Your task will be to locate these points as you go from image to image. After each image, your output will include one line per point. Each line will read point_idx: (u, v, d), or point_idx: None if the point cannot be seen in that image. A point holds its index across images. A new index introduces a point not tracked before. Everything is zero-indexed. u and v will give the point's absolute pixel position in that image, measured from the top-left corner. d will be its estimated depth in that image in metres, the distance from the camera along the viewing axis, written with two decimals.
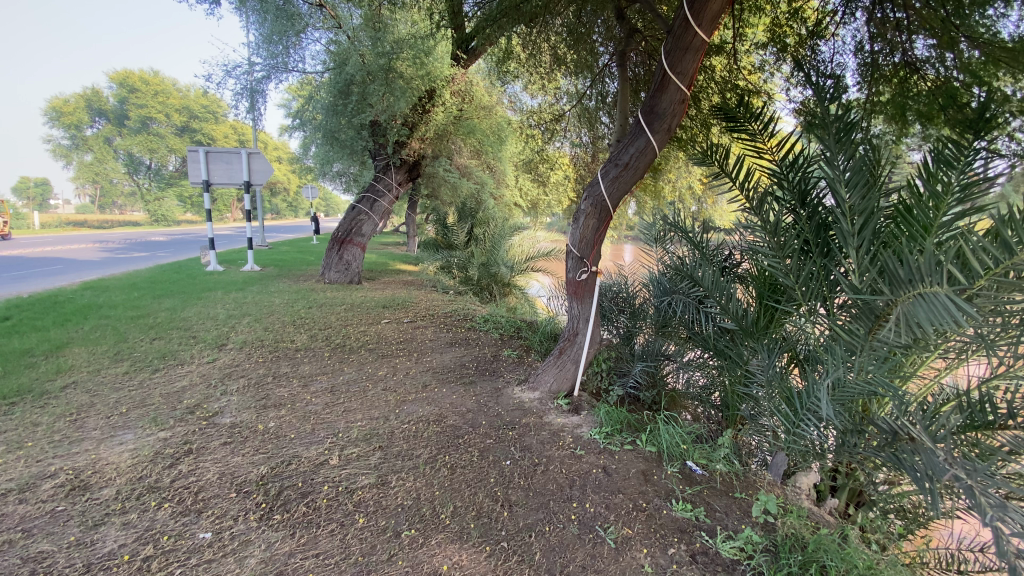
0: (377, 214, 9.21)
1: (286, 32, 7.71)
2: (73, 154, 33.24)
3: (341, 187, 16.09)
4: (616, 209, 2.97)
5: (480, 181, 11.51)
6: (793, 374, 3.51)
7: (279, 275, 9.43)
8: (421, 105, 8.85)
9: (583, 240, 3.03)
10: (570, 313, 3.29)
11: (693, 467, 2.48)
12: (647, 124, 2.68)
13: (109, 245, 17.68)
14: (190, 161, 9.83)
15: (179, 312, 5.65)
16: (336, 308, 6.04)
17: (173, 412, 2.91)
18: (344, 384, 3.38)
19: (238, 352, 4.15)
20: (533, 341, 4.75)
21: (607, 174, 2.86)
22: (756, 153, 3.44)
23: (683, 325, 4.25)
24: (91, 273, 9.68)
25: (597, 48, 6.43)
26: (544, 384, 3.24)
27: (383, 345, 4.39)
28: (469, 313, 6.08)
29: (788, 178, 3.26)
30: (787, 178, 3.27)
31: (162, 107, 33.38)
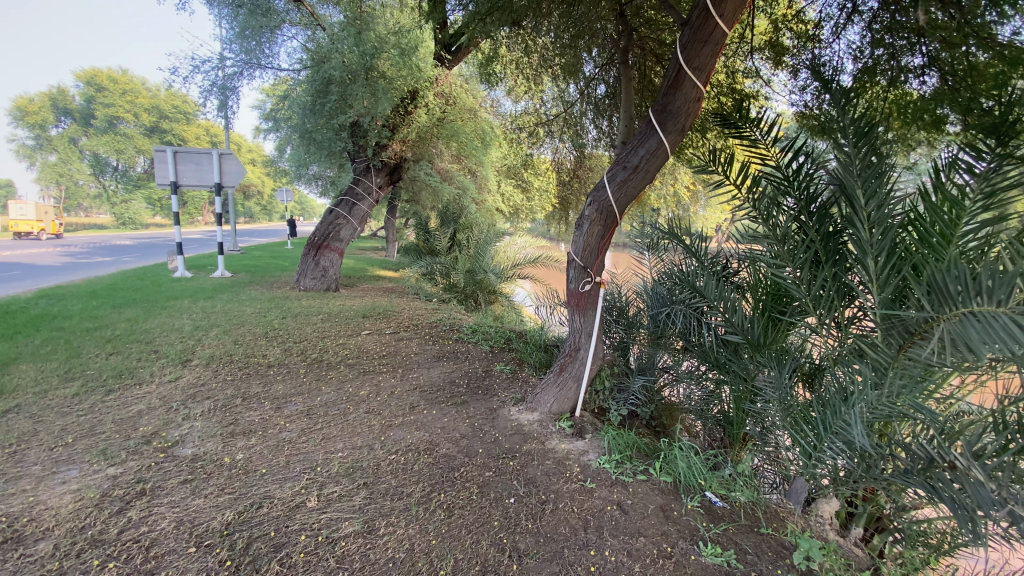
0: (356, 219, 8.86)
1: (262, 28, 7.39)
2: (36, 154, 31.90)
3: (319, 191, 15.67)
4: (622, 216, 2.75)
5: (462, 186, 11.27)
6: (801, 389, 3.35)
7: (252, 282, 8.99)
8: (403, 106, 8.54)
9: (587, 248, 2.79)
10: (571, 326, 3.06)
11: (712, 499, 2.26)
12: (659, 123, 2.46)
13: (70, 249, 16.87)
14: (157, 161, 9.32)
15: (140, 324, 5.22)
16: (313, 318, 5.68)
17: (126, 442, 2.55)
18: (324, 406, 3.07)
19: (205, 369, 3.78)
20: (525, 354, 4.49)
21: (615, 177, 2.62)
22: (759, 157, 3.23)
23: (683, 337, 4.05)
24: (47, 279, 9.04)
25: (582, 54, 6.26)
26: (543, 405, 2.98)
27: (364, 359, 4.08)
28: (455, 323, 5.79)
29: (793, 182, 3.05)
30: (791, 182, 3.06)
31: (131, 106, 32.16)
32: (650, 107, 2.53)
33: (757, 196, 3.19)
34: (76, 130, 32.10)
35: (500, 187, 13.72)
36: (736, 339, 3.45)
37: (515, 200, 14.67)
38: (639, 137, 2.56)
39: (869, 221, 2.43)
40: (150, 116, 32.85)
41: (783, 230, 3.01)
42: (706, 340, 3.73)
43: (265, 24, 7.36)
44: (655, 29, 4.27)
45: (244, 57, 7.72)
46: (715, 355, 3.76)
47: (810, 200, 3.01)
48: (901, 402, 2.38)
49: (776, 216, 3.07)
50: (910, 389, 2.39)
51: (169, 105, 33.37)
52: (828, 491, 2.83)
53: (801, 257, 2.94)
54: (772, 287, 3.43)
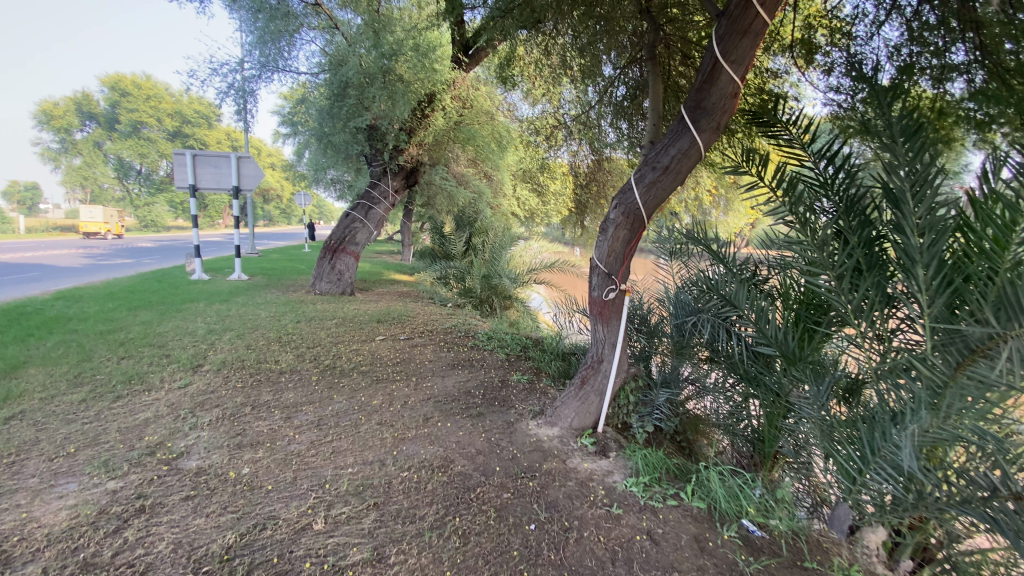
0: (371, 223, 8.79)
1: (280, 32, 7.38)
2: (62, 157, 32.69)
3: (335, 195, 15.71)
4: (650, 219, 2.58)
5: (477, 190, 11.16)
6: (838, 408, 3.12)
7: (267, 285, 8.98)
8: (421, 109, 8.46)
9: (612, 254, 2.63)
10: (593, 337, 2.89)
11: (750, 527, 2.08)
12: (692, 121, 2.30)
13: (91, 251, 17.16)
14: (176, 164, 9.38)
15: (154, 327, 5.17)
16: (327, 323, 5.59)
17: (129, 454, 2.45)
18: (334, 417, 2.95)
19: (215, 375, 3.69)
20: (544, 363, 4.33)
21: (643, 177, 2.46)
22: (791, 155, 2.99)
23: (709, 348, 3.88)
24: (67, 280, 9.12)
25: (601, 57, 6.10)
26: (564, 419, 2.82)
27: (377, 367, 3.95)
28: (470, 329, 5.65)
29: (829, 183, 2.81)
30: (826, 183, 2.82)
31: (155, 111, 32.82)
32: (682, 104, 2.37)
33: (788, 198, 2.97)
34: (101, 135, 32.84)
35: (516, 192, 13.60)
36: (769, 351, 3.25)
37: (531, 204, 14.52)
38: (670, 136, 2.40)
39: (920, 225, 2.16)
40: (173, 121, 33.48)
41: (820, 236, 2.79)
42: (735, 352, 3.54)
43: (284, 28, 7.36)
44: (681, 27, 4.10)
45: (263, 62, 7.72)
46: (744, 367, 3.57)
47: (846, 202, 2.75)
48: (961, 427, 2.21)
49: (812, 220, 2.84)
50: (971, 411, 2.21)
51: (192, 110, 33.98)
52: (872, 519, 2.64)
53: (839, 265, 2.71)
54: (807, 295, 3.23)
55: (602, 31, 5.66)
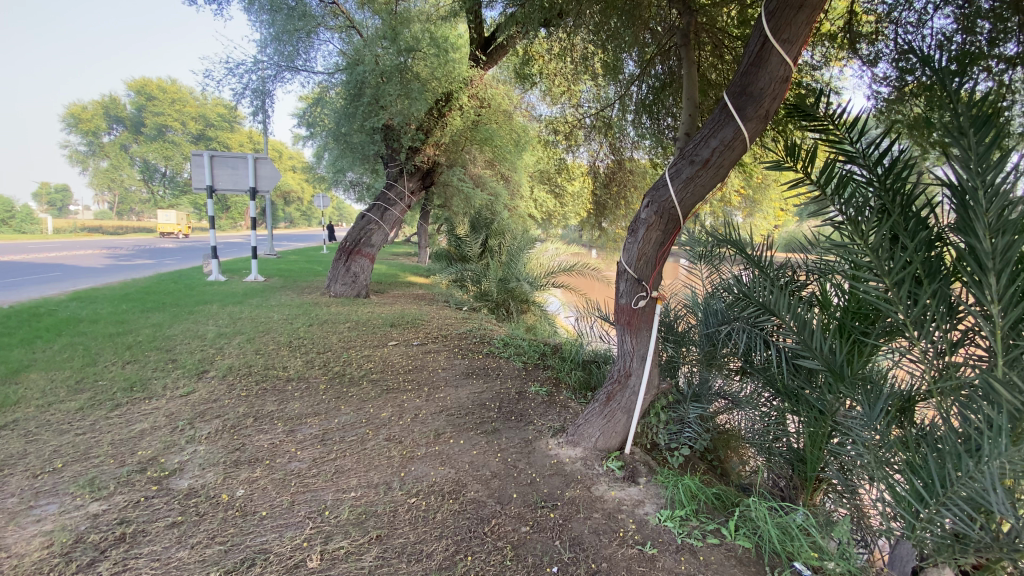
0: (388, 224, 8.59)
1: (296, 32, 7.25)
2: (91, 160, 33.54)
3: (353, 196, 15.70)
4: (686, 219, 2.33)
5: (494, 192, 10.93)
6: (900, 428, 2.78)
7: (282, 286, 8.90)
8: (438, 108, 8.26)
9: (642, 258, 2.38)
10: (619, 348, 2.65)
11: (805, 573, 1.80)
12: (736, 108, 2.05)
13: (115, 251, 17.45)
14: (194, 166, 9.37)
15: (164, 330, 5.07)
16: (339, 327, 5.42)
17: (119, 471, 2.29)
18: (339, 431, 2.75)
19: (219, 382, 3.53)
20: (563, 373, 4.11)
21: (680, 173, 2.21)
22: (834, 146, 2.67)
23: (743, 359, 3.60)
24: (87, 281, 9.18)
25: (622, 53, 5.84)
26: (587, 439, 2.58)
27: (388, 375, 3.74)
28: (486, 334, 5.43)
29: (879, 178, 2.48)
30: (877, 181, 2.49)
31: (179, 115, 33.39)
32: (724, 90, 2.12)
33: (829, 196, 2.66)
34: (127, 138, 33.58)
35: (533, 193, 13.39)
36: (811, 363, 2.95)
37: (549, 206, 14.25)
38: (711, 127, 2.14)
39: (991, 226, 1.83)
40: (196, 125, 34.00)
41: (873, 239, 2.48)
42: (774, 365, 3.25)
43: (302, 26, 7.22)
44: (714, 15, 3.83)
45: (279, 60, 7.61)
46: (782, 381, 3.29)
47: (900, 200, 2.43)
48: None
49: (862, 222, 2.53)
50: None
51: (215, 113, 34.45)
52: (937, 559, 2.31)
53: (893, 270, 2.38)
54: (856, 303, 2.92)
55: (626, 27, 5.37)
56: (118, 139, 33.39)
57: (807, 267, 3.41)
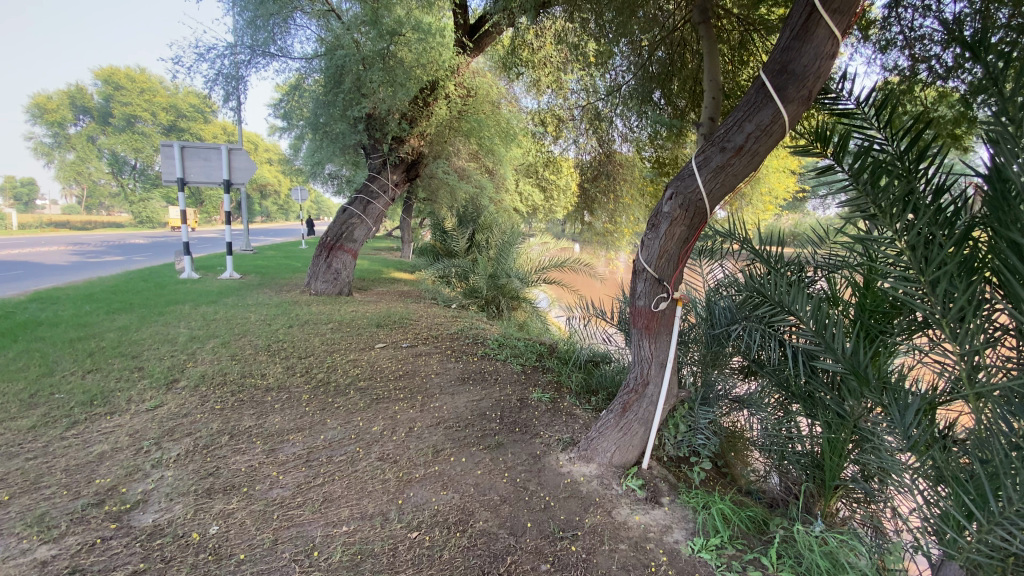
0: (370, 218, 8.17)
1: (271, 16, 6.82)
2: (56, 152, 32.15)
3: (333, 190, 15.25)
4: (713, 212, 2.11)
5: (479, 185, 10.63)
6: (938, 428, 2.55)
7: (261, 284, 8.49)
8: (423, 97, 7.90)
9: (664, 255, 2.16)
10: (634, 353, 2.42)
11: None
12: (777, 88, 1.85)
13: (83, 247, 16.64)
14: (163, 157, 8.86)
15: (130, 333, 4.69)
16: (321, 328, 5.10)
17: (72, 505, 1.99)
18: (326, 449, 2.48)
19: (191, 394, 3.21)
20: (562, 376, 3.89)
21: (709, 160, 1.99)
22: (849, 122, 2.36)
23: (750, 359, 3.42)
24: (50, 279, 8.66)
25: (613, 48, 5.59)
26: (601, 454, 2.35)
27: (377, 383, 3.45)
28: (478, 334, 5.17)
29: (902, 156, 2.14)
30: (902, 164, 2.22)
31: (149, 105, 32.08)
32: (761, 69, 1.93)
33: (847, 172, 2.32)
34: (95, 129, 32.23)
35: (519, 187, 13.16)
36: (830, 364, 2.76)
37: (534, 199, 14.00)
38: (745, 110, 1.94)
39: None
40: (167, 115, 32.68)
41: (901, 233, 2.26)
42: (789, 366, 3.07)
43: (276, 11, 6.78)
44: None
45: (253, 46, 7.19)
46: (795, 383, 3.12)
47: (927, 180, 2.10)
48: None
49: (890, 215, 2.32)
50: None
51: (186, 103, 33.17)
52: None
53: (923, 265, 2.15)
54: (878, 301, 2.73)
55: (615, 19, 5.05)
56: (84, 130, 32.03)
57: (817, 262, 3.23)
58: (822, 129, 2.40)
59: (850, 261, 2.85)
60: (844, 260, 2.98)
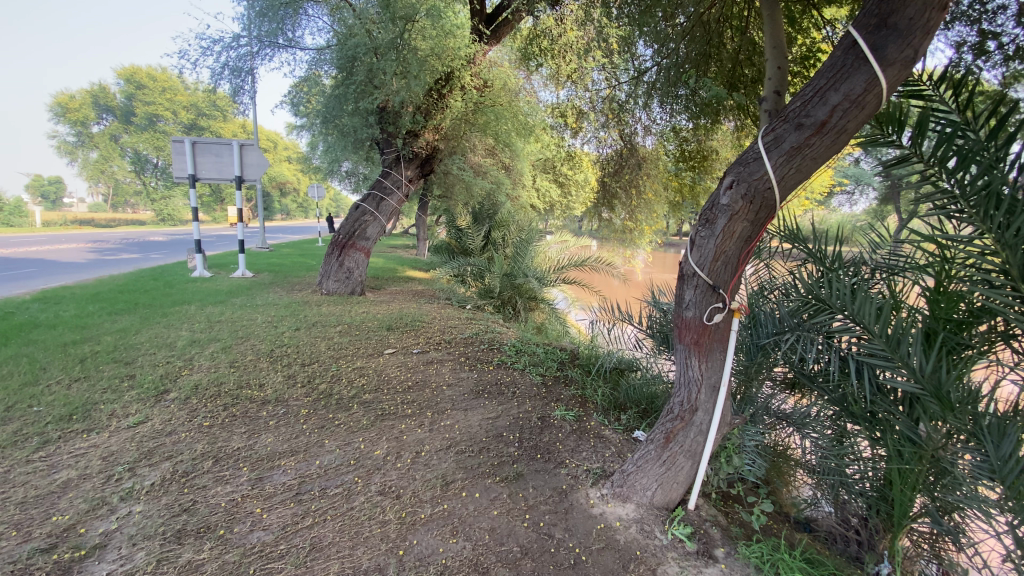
0: (384, 216, 7.82)
1: (281, 5, 6.52)
2: (80, 151, 32.66)
3: (349, 187, 15.02)
4: (782, 205, 1.73)
5: (496, 181, 10.26)
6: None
7: (272, 283, 8.27)
8: (437, 88, 7.56)
9: (720, 257, 1.80)
10: (678, 374, 2.05)
11: None
12: (873, 48, 1.47)
13: (103, 244, 16.76)
14: (174, 153, 8.69)
15: (128, 337, 4.45)
16: (330, 331, 4.80)
17: (19, 551, 1.70)
18: (320, 479, 2.15)
19: (179, 408, 2.92)
20: (587, 390, 3.50)
21: (781, 141, 1.62)
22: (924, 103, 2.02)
23: (800, 372, 2.99)
24: (60, 277, 8.58)
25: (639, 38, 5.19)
26: (640, 492, 2.01)
27: (384, 396, 3.11)
28: (495, 338, 4.81)
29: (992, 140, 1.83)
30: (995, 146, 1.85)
31: (170, 104, 32.35)
32: (850, 26, 1.55)
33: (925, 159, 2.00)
34: (118, 128, 32.62)
35: (536, 183, 12.76)
36: (902, 382, 2.33)
37: (552, 196, 13.59)
38: (829, 76, 1.56)
39: None
40: (188, 114, 32.90)
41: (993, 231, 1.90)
42: (852, 383, 2.66)
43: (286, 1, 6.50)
44: None
45: (262, 37, 6.91)
46: (855, 403, 2.70)
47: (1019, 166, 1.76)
48: None
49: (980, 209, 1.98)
50: None
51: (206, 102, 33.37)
52: None
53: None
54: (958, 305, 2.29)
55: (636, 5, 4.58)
56: (107, 129, 32.45)
57: (877, 263, 2.82)
58: (895, 110, 2.04)
59: (922, 262, 2.45)
60: (914, 259, 2.55)
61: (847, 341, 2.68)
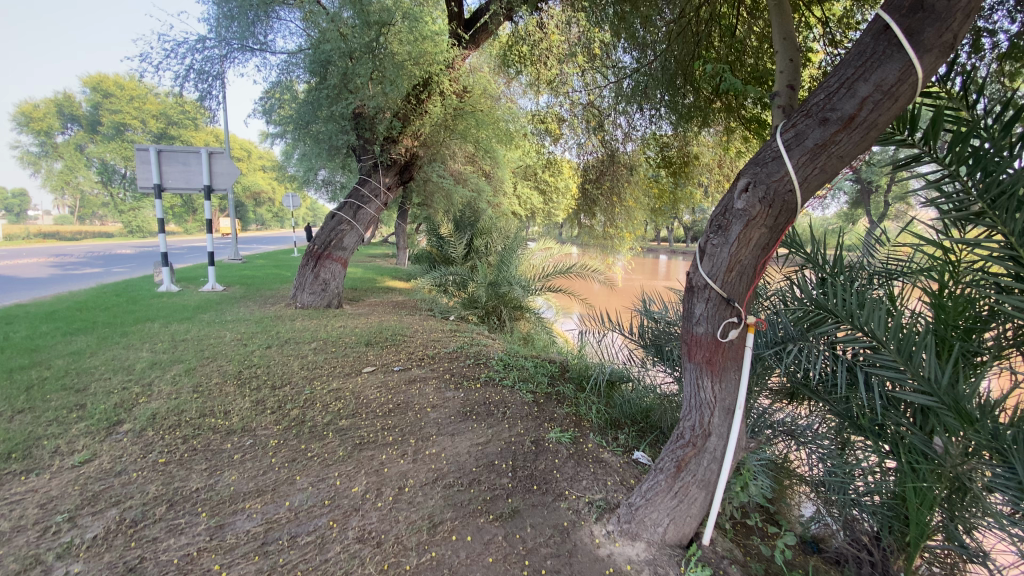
0: (361, 225, 7.54)
1: (250, 6, 6.22)
2: (43, 162, 31.42)
3: (326, 196, 14.65)
4: (804, 208, 1.57)
5: (477, 189, 10.04)
6: None
7: (244, 296, 7.90)
8: (415, 94, 7.33)
9: (734, 267, 1.63)
10: (688, 395, 1.87)
11: None
12: (908, 32, 1.32)
13: (66, 259, 15.99)
14: (139, 161, 8.26)
15: (82, 360, 4.09)
16: (304, 349, 4.51)
17: None
18: (289, 525, 1.90)
19: (132, 442, 2.62)
20: (581, 407, 3.30)
21: (804, 137, 1.46)
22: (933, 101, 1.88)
23: (798, 384, 2.81)
24: (13, 294, 8.03)
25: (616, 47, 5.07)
26: (650, 529, 1.83)
27: (363, 421, 2.86)
28: (481, 352, 4.58)
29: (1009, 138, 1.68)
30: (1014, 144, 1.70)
31: (138, 113, 31.36)
32: (880, 10, 1.40)
33: (942, 162, 1.85)
34: (84, 137, 31.45)
35: (517, 190, 12.60)
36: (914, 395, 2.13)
37: (533, 203, 13.45)
38: (856, 65, 1.41)
39: None
40: (158, 123, 31.85)
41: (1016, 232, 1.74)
42: (860, 396, 2.47)
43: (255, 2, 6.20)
44: None
45: (230, 39, 6.59)
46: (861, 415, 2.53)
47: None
48: None
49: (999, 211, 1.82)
50: None
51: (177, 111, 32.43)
52: None
53: None
54: (965, 312, 2.13)
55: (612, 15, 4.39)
56: (72, 139, 31.28)
57: (876, 267, 2.67)
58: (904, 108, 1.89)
59: (929, 267, 2.30)
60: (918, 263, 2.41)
61: (853, 351, 2.49)
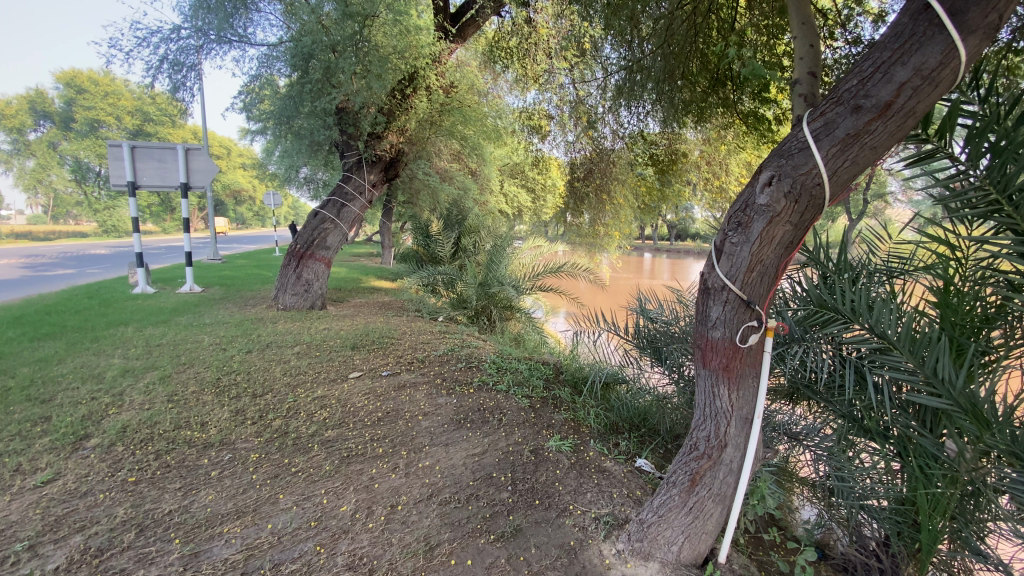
0: (345, 223, 7.33)
1: None
2: (13, 159, 30.32)
3: (309, 194, 14.32)
4: (830, 202, 1.47)
5: (463, 187, 9.84)
6: None
7: (224, 298, 7.64)
8: (400, 88, 7.13)
9: (756, 267, 1.52)
10: (700, 403, 1.76)
11: None
12: (952, 11, 1.24)
13: (37, 259, 15.39)
14: (111, 158, 7.91)
15: (48, 368, 3.84)
16: (287, 353, 4.32)
17: None
18: (272, 551, 1.74)
19: (100, 458, 2.42)
20: (578, 411, 3.18)
21: (834, 126, 1.38)
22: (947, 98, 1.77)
23: (798, 382, 2.63)
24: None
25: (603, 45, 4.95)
26: (665, 548, 1.72)
27: (350, 432, 2.70)
28: (472, 355, 4.43)
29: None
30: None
31: (112, 109, 30.32)
32: None
33: (957, 158, 1.72)
34: (56, 134, 30.43)
35: (504, 188, 12.46)
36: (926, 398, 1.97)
37: (520, 201, 13.32)
38: (893, 48, 1.32)
39: None
40: (133, 119, 30.85)
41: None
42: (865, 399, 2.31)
43: None
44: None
45: (207, 30, 6.31)
46: (867, 416, 2.35)
47: None
48: None
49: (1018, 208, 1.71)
50: None
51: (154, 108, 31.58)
52: None
53: None
54: (971, 310, 2.02)
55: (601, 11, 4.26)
56: (44, 136, 30.23)
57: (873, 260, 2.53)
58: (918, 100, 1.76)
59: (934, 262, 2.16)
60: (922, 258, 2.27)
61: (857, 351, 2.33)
